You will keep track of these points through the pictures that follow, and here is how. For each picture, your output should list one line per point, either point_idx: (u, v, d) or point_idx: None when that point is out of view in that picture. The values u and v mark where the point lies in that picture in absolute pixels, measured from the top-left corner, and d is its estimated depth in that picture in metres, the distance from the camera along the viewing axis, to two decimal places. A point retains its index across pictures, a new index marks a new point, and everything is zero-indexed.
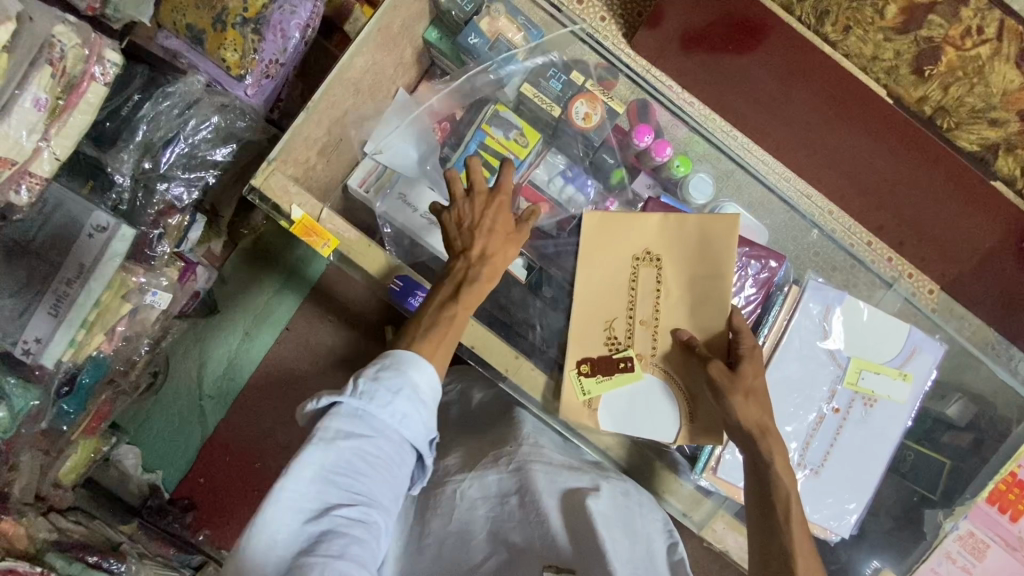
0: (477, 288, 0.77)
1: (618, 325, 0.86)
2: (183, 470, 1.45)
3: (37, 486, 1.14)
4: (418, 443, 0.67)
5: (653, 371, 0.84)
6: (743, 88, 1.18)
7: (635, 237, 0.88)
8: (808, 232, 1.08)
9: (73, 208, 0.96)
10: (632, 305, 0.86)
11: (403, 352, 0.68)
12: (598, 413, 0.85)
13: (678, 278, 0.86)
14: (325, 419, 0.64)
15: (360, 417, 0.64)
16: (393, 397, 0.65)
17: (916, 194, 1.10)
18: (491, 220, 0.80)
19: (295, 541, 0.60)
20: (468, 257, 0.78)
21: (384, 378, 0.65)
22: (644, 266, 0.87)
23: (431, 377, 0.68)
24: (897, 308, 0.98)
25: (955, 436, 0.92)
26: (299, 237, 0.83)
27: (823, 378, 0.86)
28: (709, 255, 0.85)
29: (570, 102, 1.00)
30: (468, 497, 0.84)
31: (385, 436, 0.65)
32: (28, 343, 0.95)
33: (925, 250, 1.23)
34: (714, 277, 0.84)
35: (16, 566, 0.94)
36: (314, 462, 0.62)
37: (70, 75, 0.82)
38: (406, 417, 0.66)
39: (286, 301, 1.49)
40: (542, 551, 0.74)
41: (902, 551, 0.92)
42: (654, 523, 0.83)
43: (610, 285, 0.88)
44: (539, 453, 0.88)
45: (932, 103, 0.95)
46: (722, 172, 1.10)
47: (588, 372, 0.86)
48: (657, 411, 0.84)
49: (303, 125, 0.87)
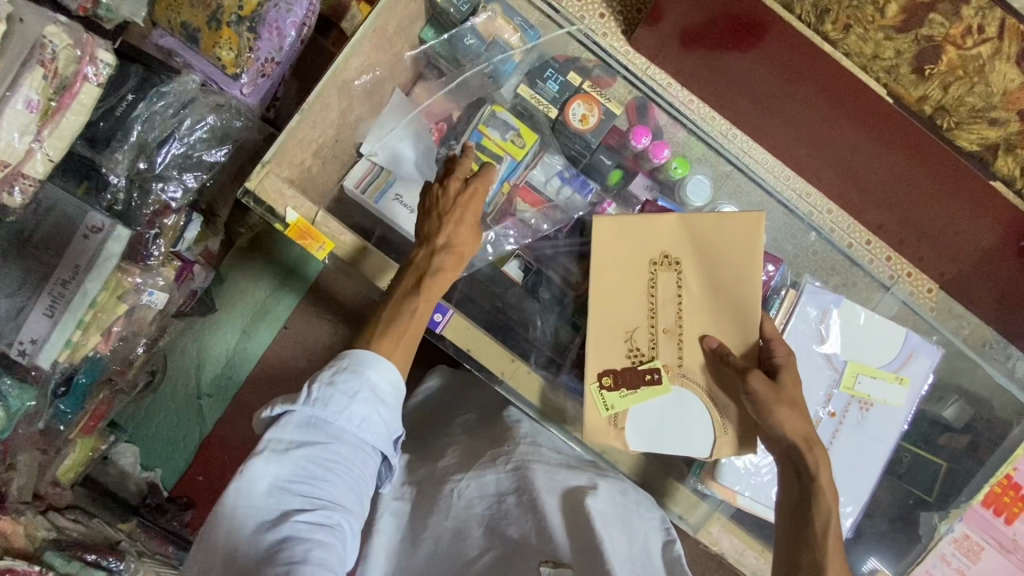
0: (440, 278, 0.79)
1: (640, 335, 0.84)
2: (182, 469, 1.45)
3: (35, 485, 1.14)
4: (377, 443, 0.70)
5: (681, 384, 0.83)
6: (742, 86, 1.17)
7: (653, 241, 0.85)
8: (807, 234, 1.05)
9: (68, 209, 0.96)
10: (654, 315, 0.84)
11: (356, 355, 0.70)
12: (625, 432, 0.84)
13: (700, 282, 0.84)
14: (278, 428, 0.66)
15: (314, 424, 0.67)
16: (349, 401, 0.67)
17: (915, 193, 1.10)
18: (461, 209, 0.82)
19: (257, 550, 0.62)
20: (432, 246, 0.80)
21: (338, 382, 0.68)
22: (662, 271, 0.85)
23: (387, 377, 0.71)
24: (895, 311, 1.00)
25: (951, 438, 0.93)
26: (295, 239, 0.82)
27: (820, 382, 0.86)
28: (737, 260, 0.83)
29: (567, 103, 1.00)
30: (465, 495, 0.83)
31: (341, 440, 0.67)
32: (23, 344, 0.95)
33: (924, 248, 1.22)
34: (746, 279, 0.83)
35: (14, 565, 0.96)
36: (270, 471, 0.64)
37: (62, 77, 0.82)
38: (363, 419, 0.68)
39: (286, 298, 1.49)
40: (539, 547, 0.74)
41: (899, 551, 0.92)
42: (653, 522, 0.83)
43: (628, 290, 0.85)
44: (537, 452, 0.88)
45: (932, 103, 0.95)
46: (721, 172, 1.09)
47: (611, 386, 0.84)
48: (683, 424, 0.84)
49: (298, 126, 0.87)
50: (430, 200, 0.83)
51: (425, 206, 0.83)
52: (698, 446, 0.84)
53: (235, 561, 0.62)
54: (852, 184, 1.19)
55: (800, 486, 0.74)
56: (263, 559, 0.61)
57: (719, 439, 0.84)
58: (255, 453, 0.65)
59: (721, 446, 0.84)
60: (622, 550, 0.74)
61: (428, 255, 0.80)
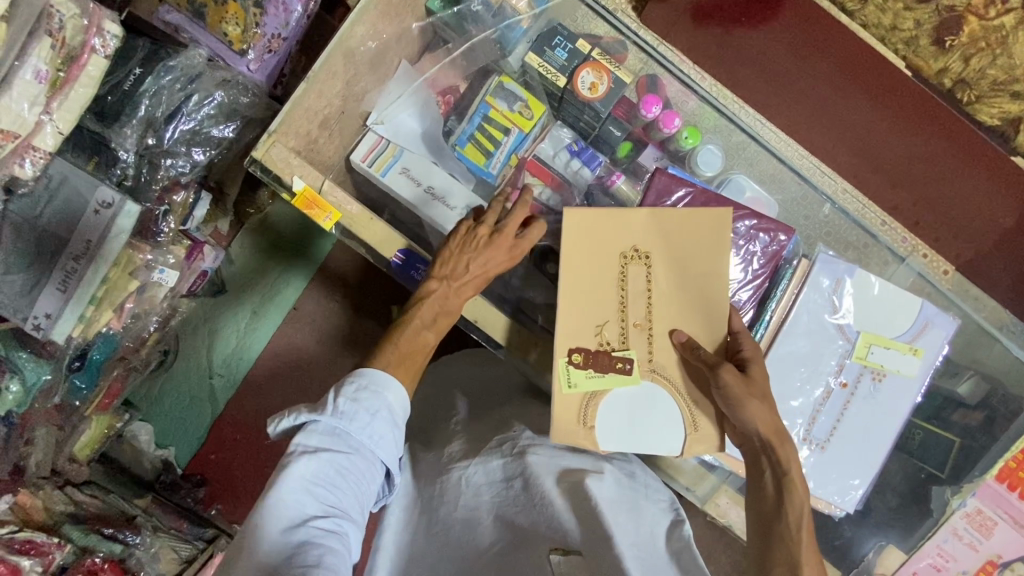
0: (445, 310, 0.79)
1: (610, 329, 0.81)
2: (195, 446, 1.48)
3: (52, 462, 1.19)
4: (390, 462, 0.71)
5: (652, 379, 0.81)
6: (753, 62, 1.18)
7: (622, 235, 0.82)
8: (821, 206, 1.03)
9: (79, 184, 0.96)
10: (624, 308, 0.82)
11: (383, 374, 0.71)
12: (593, 429, 0.82)
13: (668, 277, 0.81)
14: (304, 434, 0.67)
15: (337, 435, 0.67)
16: (371, 418, 0.68)
17: (937, 169, 1.13)
18: (492, 251, 0.81)
19: (270, 552, 0.62)
20: (448, 285, 0.79)
21: (361, 399, 0.68)
22: (633, 265, 0.82)
23: (404, 399, 0.72)
24: (910, 282, 0.98)
25: (966, 415, 0.91)
26: (301, 209, 0.82)
27: (830, 353, 0.84)
28: (702, 261, 0.81)
29: (577, 71, 0.95)
30: (473, 483, 0.84)
31: (361, 454, 0.68)
32: (38, 319, 0.96)
33: (941, 228, 1.21)
34: (709, 275, 0.80)
35: (34, 536, 1.05)
36: (292, 476, 0.65)
37: (70, 47, 0.82)
38: (383, 438, 0.69)
39: (294, 281, 1.50)
40: (548, 535, 0.74)
41: (905, 530, 0.92)
42: (658, 504, 0.83)
43: (597, 286, 0.82)
44: (542, 440, 0.87)
45: (953, 75, 0.96)
46: (733, 145, 1.06)
47: (580, 364, 0.81)
48: (654, 416, 0.82)
49: (303, 96, 0.86)
50: (460, 240, 0.82)
51: (455, 242, 0.81)
52: (679, 439, 0.82)
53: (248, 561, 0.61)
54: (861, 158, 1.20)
55: (770, 479, 0.72)
56: (277, 563, 0.61)
57: (688, 436, 0.81)
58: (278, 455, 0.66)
59: (690, 442, 0.82)
60: (625, 529, 0.73)
61: (444, 293, 0.79)
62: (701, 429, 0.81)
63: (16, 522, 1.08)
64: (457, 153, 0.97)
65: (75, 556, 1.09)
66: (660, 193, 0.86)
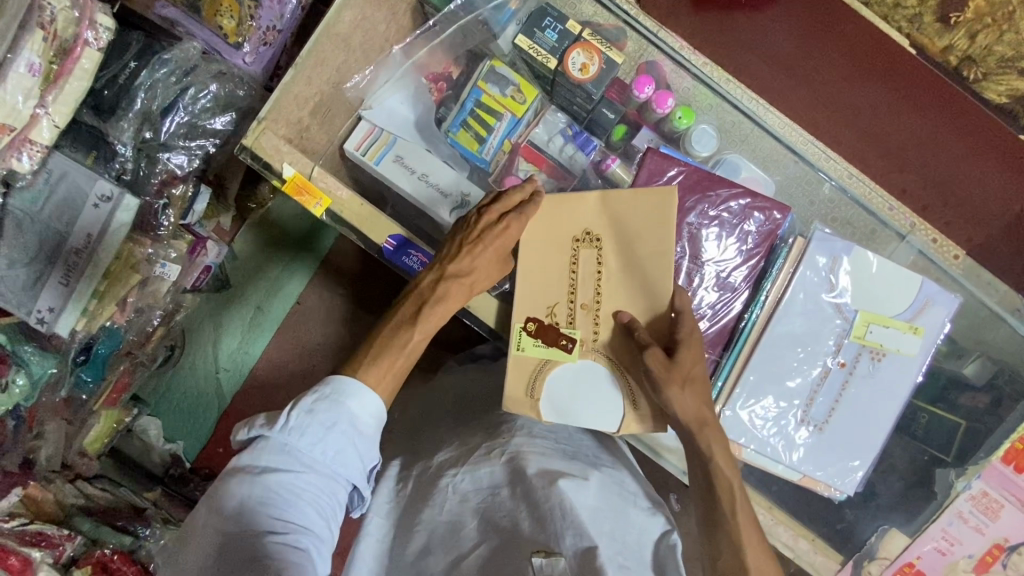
0: (438, 309, 0.78)
1: (560, 309, 0.82)
2: (206, 436, 1.49)
3: (63, 455, 1.20)
4: (352, 476, 0.68)
5: (596, 357, 0.81)
6: (762, 47, 1.30)
7: (574, 217, 0.82)
8: (821, 185, 1.01)
9: (78, 178, 0.97)
10: (574, 289, 0.82)
11: (339, 384, 0.69)
12: (539, 402, 0.82)
13: (619, 260, 0.81)
14: (255, 451, 0.66)
15: (288, 451, 0.66)
16: (324, 432, 0.66)
17: (918, 152, 1.30)
18: (493, 238, 0.79)
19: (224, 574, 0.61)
20: (441, 271, 0.79)
21: (316, 412, 0.67)
22: (584, 248, 0.82)
23: (368, 409, 0.69)
24: (911, 259, 0.96)
25: (973, 398, 0.89)
26: (292, 195, 0.82)
27: (828, 332, 0.83)
28: (650, 242, 0.79)
29: (567, 52, 0.94)
30: (460, 490, 0.80)
31: (315, 469, 0.66)
32: (41, 312, 0.98)
33: (947, 208, 1.31)
34: (659, 256, 0.79)
35: (44, 530, 1.08)
36: (243, 495, 0.64)
37: (62, 39, 0.82)
38: (338, 451, 0.67)
39: (297, 275, 1.51)
40: (532, 538, 0.71)
41: (908, 514, 0.90)
42: (649, 512, 0.80)
43: (547, 267, 0.82)
44: (533, 442, 0.85)
45: (958, 52, 1.07)
46: (728, 123, 1.05)
47: (532, 332, 0.82)
48: (597, 395, 0.81)
49: (292, 83, 0.86)
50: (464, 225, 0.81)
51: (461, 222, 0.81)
52: (623, 416, 0.81)
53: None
54: (872, 148, 1.32)
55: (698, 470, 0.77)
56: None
57: (628, 413, 0.81)
58: (232, 475, 0.66)
59: (630, 420, 0.81)
60: (609, 538, 0.72)
61: (434, 281, 0.78)
62: (641, 408, 0.81)
63: (27, 514, 1.11)
64: (451, 139, 0.96)
65: (85, 547, 1.12)
66: (652, 173, 0.85)
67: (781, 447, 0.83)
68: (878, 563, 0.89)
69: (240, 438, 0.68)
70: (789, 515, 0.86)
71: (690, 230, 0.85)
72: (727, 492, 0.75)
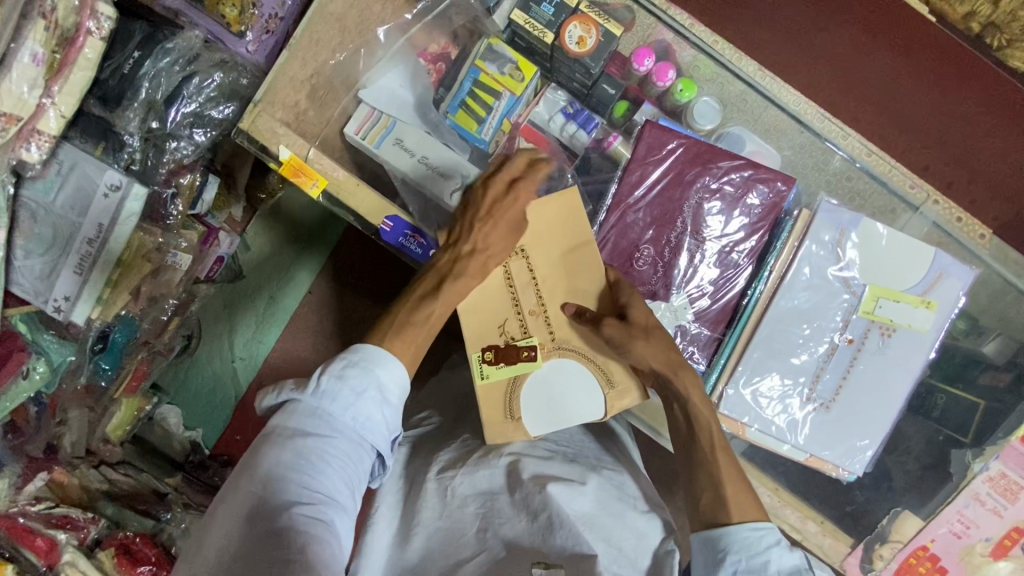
0: (460, 284, 0.78)
1: (511, 324, 0.81)
2: (221, 428, 1.52)
3: (86, 441, 1.24)
4: (379, 443, 0.68)
5: (560, 355, 0.81)
6: (775, 22, 1.25)
7: None
8: (831, 158, 0.97)
9: (89, 169, 0.98)
10: (516, 300, 0.81)
11: (368, 351, 0.70)
12: (521, 421, 0.81)
13: (547, 261, 0.82)
14: (286, 416, 0.67)
15: (320, 415, 0.66)
16: (356, 397, 0.67)
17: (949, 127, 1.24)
18: (495, 215, 0.79)
19: (247, 542, 0.60)
20: (456, 250, 0.79)
21: (347, 376, 0.67)
22: (513, 261, 0.82)
23: (397, 376, 0.70)
24: (925, 232, 0.93)
25: (993, 377, 0.87)
26: (288, 177, 0.83)
27: (835, 308, 0.80)
28: (576, 222, 0.81)
29: (563, 26, 0.91)
30: (458, 495, 0.77)
31: (344, 434, 0.66)
32: (58, 301, 1.01)
33: (972, 185, 1.26)
34: (586, 242, 0.81)
35: (70, 513, 1.11)
36: (272, 459, 0.64)
37: (64, 29, 0.84)
38: (368, 417, 0.67)
39: (308, 264, 1.52)
40: (532, 550, 0.71)
41: (924, 496, 0.87)
42: (645, 514, 0.77)
43: (487, 291, 0.82)
44: (532, 449, 0.82)
45: (981, 19, 1.06)
46: (730, 95, 1.02)
47: (491, 359, 0.80)
48: (571, 391, 0.81)
49: (286, 64, 0.87)
50: (467, 201, 0.82)
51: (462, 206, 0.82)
52: (605, 404, 0.81)
53: (223, 554, 0.60)
54: (892, 122, 1.27)
55: (691, 464, 0.77)
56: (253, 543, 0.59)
57: (606, 394, 0.81)
58: (263, 439, 0.66)
59: (611, 401, 0.81)
60: (605, 545, 0.71)
61: (451, 260, 0.79)
62: (618, 386, 0.81)
63: (54, 498, 1.14)
64: (450, 121, 0.95)
65: (109, 530, 1.14)
66: (651, 147, 0.83)
67: (785, 426, 0.81)
68: (890, 545, 0.86)
69: (270, 401, 0.68)
70: (798, 498, 0.85)
71: (691, 206, 0.83)
72: (713, 490, 0.73)
